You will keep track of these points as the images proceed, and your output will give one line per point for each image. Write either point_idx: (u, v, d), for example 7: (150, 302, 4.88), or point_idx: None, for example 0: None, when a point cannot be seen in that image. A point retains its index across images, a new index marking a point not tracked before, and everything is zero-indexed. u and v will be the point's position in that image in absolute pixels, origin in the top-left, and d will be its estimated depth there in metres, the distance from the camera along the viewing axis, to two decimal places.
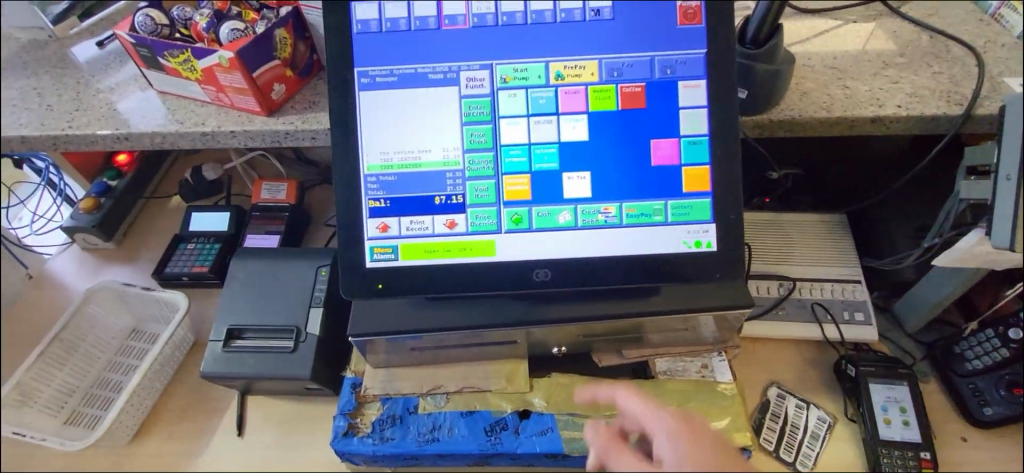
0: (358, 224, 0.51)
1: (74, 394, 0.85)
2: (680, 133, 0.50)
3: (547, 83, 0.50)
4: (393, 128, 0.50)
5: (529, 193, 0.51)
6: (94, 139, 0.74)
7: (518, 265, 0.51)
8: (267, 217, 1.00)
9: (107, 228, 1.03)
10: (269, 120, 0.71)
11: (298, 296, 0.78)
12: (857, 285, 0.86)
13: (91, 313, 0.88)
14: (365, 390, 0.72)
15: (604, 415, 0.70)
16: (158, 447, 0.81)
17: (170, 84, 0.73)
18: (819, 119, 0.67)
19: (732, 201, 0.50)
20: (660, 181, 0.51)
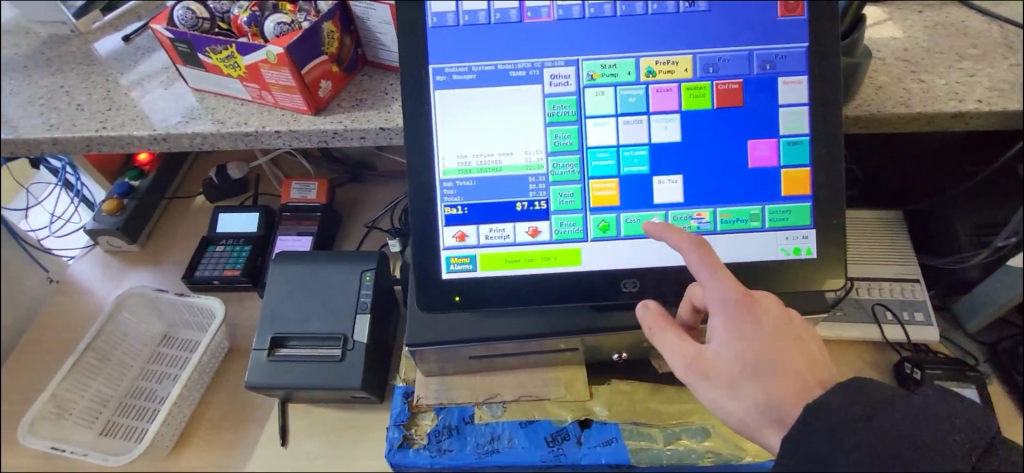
0: (434, 233, 0.48)
1: (108, 404, 0.81)
2: (779, 133, 0.48)
3: (637, 80, 0.47)
4: (471, 129, 0.47)
5: (618, 199, 0.49)
6: (130, 140, 0.70)
7: (605, 274, 0.49)
8: (298, 218, 0.97)
9: (132, 230, 0.99)
10: (316, 119, 0.67)
11: (344, 303, 0.75)
12: (916, 284, 0.82)
13: (122, 320, 0.85)
14: (419, 400, 0.69)
15: (669, 425, 0.67)
16: (199, 458, 0.78)
17: (208, 81, 0.69)
18: (899, 115, 0.66)
19: (831, 205, 0.49)
20: (753, 185, 0.49)
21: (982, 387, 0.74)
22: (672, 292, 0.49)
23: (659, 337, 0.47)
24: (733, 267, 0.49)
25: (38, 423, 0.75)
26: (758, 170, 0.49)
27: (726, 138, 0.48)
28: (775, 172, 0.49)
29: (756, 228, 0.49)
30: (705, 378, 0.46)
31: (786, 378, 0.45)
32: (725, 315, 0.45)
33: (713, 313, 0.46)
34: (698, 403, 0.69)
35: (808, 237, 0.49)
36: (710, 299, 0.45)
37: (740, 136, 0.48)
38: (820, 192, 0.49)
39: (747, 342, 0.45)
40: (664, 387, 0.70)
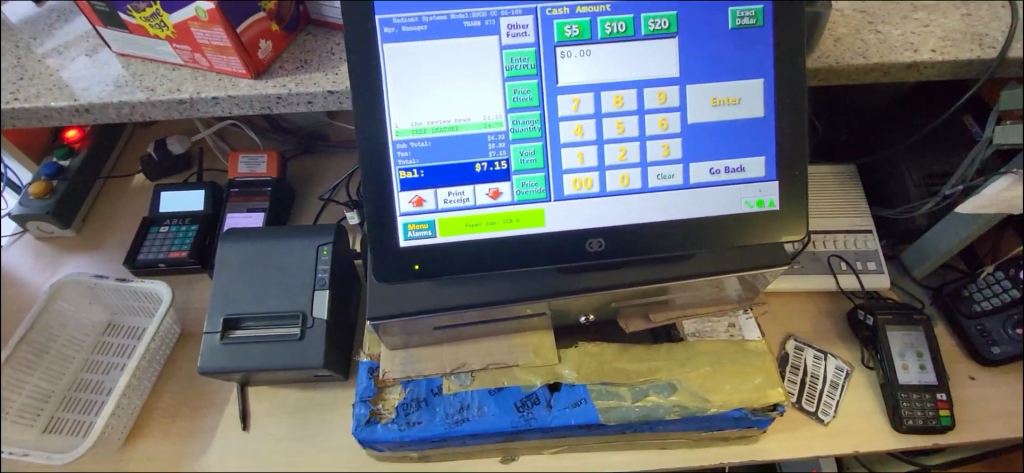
0: (389, 198, 0.46)
1: (50, 399, 0.76)
2: (744, 82, 0.47)
3: (598, 29, 0.45)
4: (424, 86, 0.44)
5: (581, 157, 0.47)
6: (48, 113, 0.63)
7: (570, 235, 0.47)
8: (247, 194, 0.91)
9: (64, 214, 0.92)
10: (257, 83, 0.63)
11: (301, 279, 0.72)
12: (869, 235, 0.86)
13: (58, 310, 0.78)
14: (384, 375, 0.68)
15: (636, 383, 0.68)
16: (154, 447, 0.75)
17: (133, 44, 0.63)
18: (856, 66, 0.66)
19: (795, 154, 0.48)
20: (719, 138, 0.48)
21: (928, 329, 0.78)
22: (636, 249, 0.48)
23: None
24: (698, 223, 0.48)
25: None
26: (724, 122, 0.47)
27: (690, 89, 0.47)
28: (740, 123, 0.48)
29: (721, 182, 0.48)
30: None
31: None
32: None
33: None
34: (663, 360, 0.69)
35: (770, 188, 0.49)
36: None
37: (705, 86, 0.47)
38: (785, 143, 0.48)
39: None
40: (630, 347, 0.71)
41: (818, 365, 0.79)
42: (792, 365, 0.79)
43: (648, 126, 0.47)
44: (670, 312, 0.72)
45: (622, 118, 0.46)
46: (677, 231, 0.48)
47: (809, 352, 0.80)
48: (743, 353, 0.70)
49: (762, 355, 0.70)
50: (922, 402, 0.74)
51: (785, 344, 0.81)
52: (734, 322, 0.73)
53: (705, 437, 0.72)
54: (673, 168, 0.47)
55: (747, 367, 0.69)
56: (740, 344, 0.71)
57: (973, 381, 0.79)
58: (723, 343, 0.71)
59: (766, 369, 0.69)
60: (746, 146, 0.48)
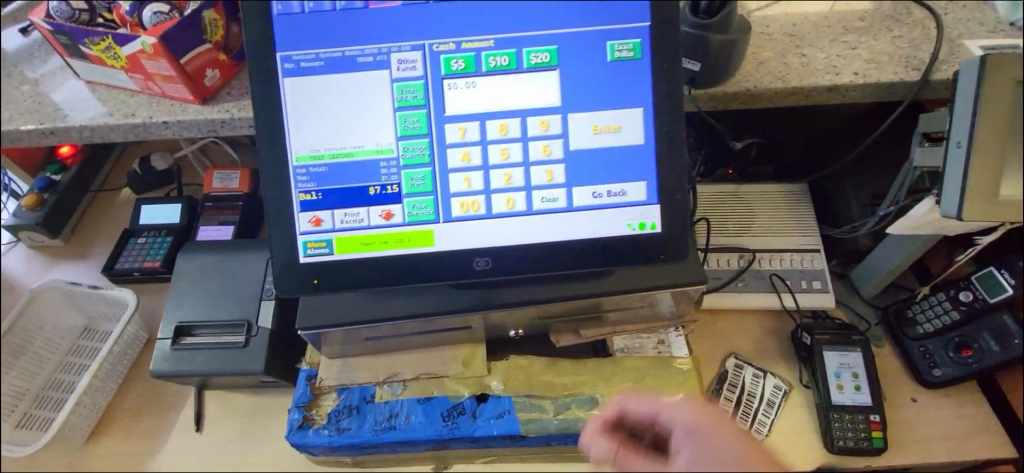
0: (289, 218, 0.50)
1: (24, 397, 0.82)
2: (623, 112, 0.50)
3: (482, 63, 0.48)
4: (321, 116, 0.49)
5: (468, 182, 0.50)
6: (19, 135, 0.70)
7: (459, 253, 0.51)
8: (219, 207, 0.97)
9: (52, 225, 0.99)
10: (203, 109, 0.68)
11: (250, 290, 0.76)
12: (815, 254, 0.86)
13: (37, 315, 0.85)
14: (320, 382, 0.72)
15: (561, 397, 0.70)
16: (115, 445, 0.80)
17: (97, 72, 0.69)
18: (775, 90, 0.68)
19: (674, 179, 0.50)
20: (602, 163, 0.50)
21: (866, 350, 0.78)
22: (520, 268, 0.51)
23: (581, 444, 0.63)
24: (583, 245, 0.51)
25: None
26: (605, 148, 0.50)
27: (571, 118, 0.50)
28: (621, 150, 0.50)
29: (604, 206, 0.51)
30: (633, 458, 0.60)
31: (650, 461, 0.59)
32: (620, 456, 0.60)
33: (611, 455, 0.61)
34: (589, 374, 0.71)
35: (652, 211, 0.51)
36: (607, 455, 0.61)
37: (585, 115, 0.50)
38: (666, 169, 0.51)
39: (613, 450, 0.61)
40: (559, 361, 0.73)
41: (756, 383, 0.80)
42: (730, 383, 0.79)
43: (531, 152, 0.50)
44: (602, 328, 0.74)
45: (506, 145, 0.49)
46: (561, 252, 0.51)
47: (749, 370, 0.81)
48: (666, 369, 0.71)
49: (686, 372, 0.71)
50: (855, 423, 0.74)
51: (726, 362, 0.82)
52: (663, 339, 0.74)
53: None
54: (556, 192, 0.50)
55: (670, 383, 0.70)
56: (666, 360, 0.72)
57: (914, 402, 0.78)
58: (650, 359, 0.72)
59: (689, 386, 0.70)
60: (627, 173, 0.50)
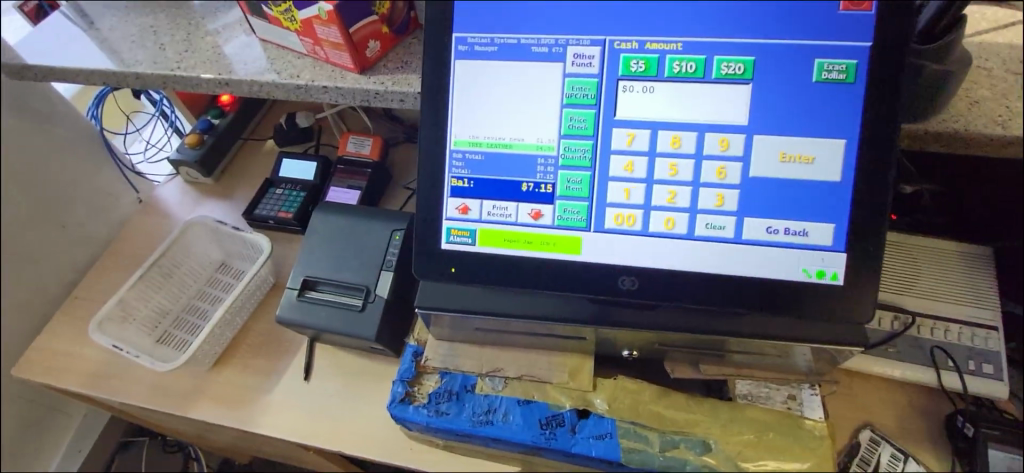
0: (438, 202, 0.49)
1: (167, 316, 0.91)
2: (821, 142, 0.43)
3: (665, 67, 0.44)
4: (485, 103, 0.47)
5: (628, 193, 0.46)
6: (198, 82, 0.76)
7: (604, 267, 0.47)
8: (351, 171, 1.01)
9: (208, 166, 1.08)
10: (361, 78, 0.69)
11: (372, 257, 0.78)
12: (993, 331, 0.73)
13: (186, 244, 0.94)
14: (426, 362, 0.72)
15: (668, 432, 0.65)
16: (232, 377, 0.86)
17: (271, 32, 0.73)
18: (990, 137, 0.57)
19: (870, 228, 0.43)
20: (784, 196, 0.44)
21: None
22: (669, 295, 0.46)
23: None
24: (745, 283, 0.46)
25: (106, 322, 0.85)
26: (790, 180, 0.44)
27: (758, 141, 0.44)
28: (810, 185, 0.44)
29: (778, 244, 0.45)
30: None
31: None
32: None
33: None
34: (703, 415, 0.66)
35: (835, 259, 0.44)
36: None
37: (775, 139, 0.44)
38: (862, 214, 0.44)
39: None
40: (670, 393, 0.68)
41: (894, 467, 0.69)
42: (862, 459, 0.69)
43: (704, 172, 0.45)
44: (725, 368, 0.67)
45: (676, 160, 0.45)
46: (718, 286, 0.46)
47: (886, 449, 0.70)
48: (796, 430, 0.64)
49: (821, 438, 0.63)
50: None
51: (859, 434, 0.72)
52: (795, 395, 0.67)
53: None
54: (725, 220, 0.45)
55: (796, 446, 0.63)
56: (796, 419, 0.65)
57: None
58: (775, 414, 0.65)
59: (821, 456, 0.62)
60: (812, 211, 0.44)
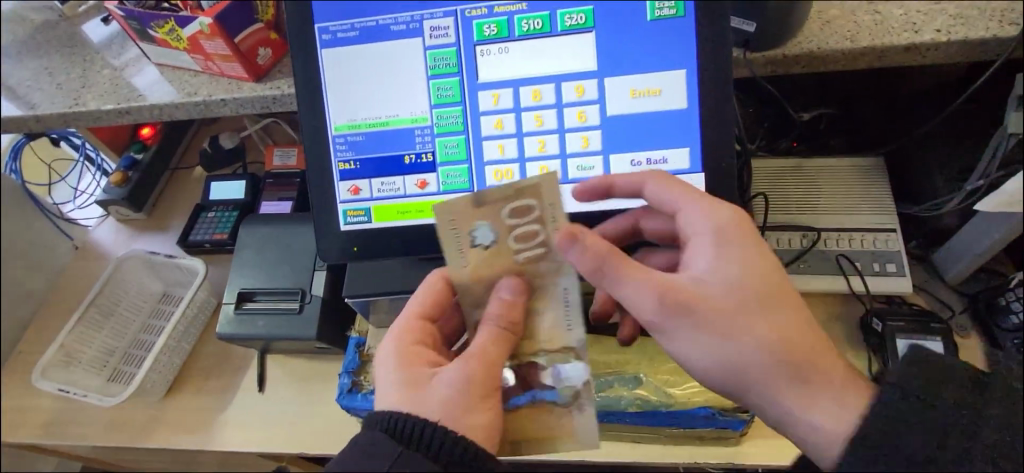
0: (329, 187, 0.51)
1: (114, 354, 0.91)
2: (665, 76, 0.49)
3: (516, 27, 0.48)
4: (356, 87, 0.49)
5: (504, 150, 0.50)
6: (99, 115, 0.76)
7: (497, 222, 0.52)
8: (279, 184, 1.02)
9: (137, 200, 1.08)
10: (257, 86, 0.71)
11: (303, 260, 0.80)
12: (891, 233, 0.79)
13: (121, 279, 0.93)
14: (368, 350, 0.75)
15: (603, 374, 0.69)
16: (188, 401, 0.87)
17: (164, 55, 0.74)
18: (842, 51, 0.62)
19: (718, 146, 0.50)
20: (643, 129, 0.50)
21: (946, 339, 0.71)
22: None
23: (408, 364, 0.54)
24: None
25: (49, 369, 0.85)
26: (642, 113, 0.50)
27: (610, 83, 0.49)
28: (663, 114, 0.50)
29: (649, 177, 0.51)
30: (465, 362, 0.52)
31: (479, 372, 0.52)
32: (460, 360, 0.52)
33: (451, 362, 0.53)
34: (634, 353, 0.70)
35: (695, 180, 0.51)
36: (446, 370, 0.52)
37: (622, 79, 0.49)
38: (712, 135, 0.50)
39: (477, 380, 0.51)
40: (599, 338, 0.71)
41: None
42: None
43: (567, 119, 0.50)
44: None
45: (540, 112, 0.49)
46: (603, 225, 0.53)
47: None
48: None
49: None
50: None
51: None
52: None
53: (677, 434, 0.71)
54: (597, 160, 0.51)
55: None
56: None
57: None
58: None
59: None
60: (669, 139, 0.50)
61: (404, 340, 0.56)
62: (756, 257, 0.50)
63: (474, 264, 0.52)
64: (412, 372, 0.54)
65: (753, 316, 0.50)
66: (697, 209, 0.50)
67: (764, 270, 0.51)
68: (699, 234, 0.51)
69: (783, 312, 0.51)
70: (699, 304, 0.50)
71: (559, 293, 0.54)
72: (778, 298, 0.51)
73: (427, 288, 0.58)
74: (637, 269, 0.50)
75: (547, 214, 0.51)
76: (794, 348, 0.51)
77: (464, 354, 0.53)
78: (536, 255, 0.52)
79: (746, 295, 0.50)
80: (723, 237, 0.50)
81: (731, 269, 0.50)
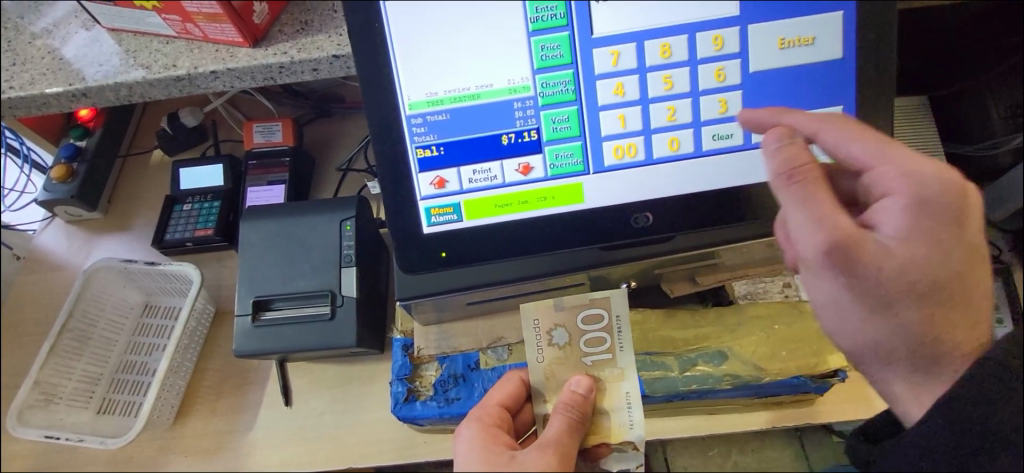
0: (410, 180, 0.47)
1: (100, 382, 0.78)
2: (819, 20, 0.45)
3: None
4: (446, 51, 0.43)
5: (622, 120, 0.46)
6: (45, 100, 0.60)
7: (614, 208, 0.48)
8: (265, 165, 0.87)
9: (89, 197, 0.90)
10: (257, 52, 0.58)
11: (327, 256, 0.69)
12: None
13: (95, 295, 0.79)
14: (420, 352, 0.66)
15: (681, 353, 0.64)
16: (202, 425, 0.76)
17: (121, 17, 0.58)
18: None
19: (872, 99, 0.47)
20: (783, 86, 0.46)
21: None
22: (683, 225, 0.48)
23: (487, 433, 0.57)
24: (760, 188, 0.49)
25: (27, 411, 0.71)
26: (790, 65, 0.46)
27: (747, 32, 0.44)
28: (809, 66, 0.46)
29: None
30: (545, 449, 0.55)
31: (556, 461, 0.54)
32: (538, 445, 0.55)
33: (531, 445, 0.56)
34: (712, 327, 0.65)
35: None
36: (523, 453, 0.55)
37: (769, 29, 0.44)
38: (865, 87, 0.47)
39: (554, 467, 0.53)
40: (674, 313, 0.66)
41: None
42: None
43: (702, 79, 0.45)
44: (720, 274, 0.66)
45: (670, 71, 0.45)
46: (730, 202, 0.49)
47: None
48: (800, 314, 0.65)
49: None
50: None
51: None
52: (790, 282, 0.68)
53: (757, 403, 0.67)
54: (737, 127, 0.47)
55: (805, 332, 0.64)
56: (796, 305, 0.66)
57: None
58: (777, 305, 0.66)
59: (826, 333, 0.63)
60: (821, 97, 0.47)
61: (484, 423, 0.58)
62: (949, 231, 0.44)
63: (548, 362, 0.62)
64: (489, 454, 0.55)
65: (916, 299, 0.45)
66: (897, 168, 0.44)
67: (958, 247, 0.44)
68: (895, 193, 0.44)
69: (927, 286, 0.45)
70: (858, 265, 0.44)
71: (621, 396, 0.61)
72: (941, 277, 0.44)
73: (506, 384, 0.62)
74: (813, 193, 0.43)
75: (612, 324, 0.61)
76: (938, 326, 0.46)
77: (540, 443, 0.55)
78: (602, 361, 0.61)
79: (925, 270, 0.44)
80: (925, 207, 0.44)
81: (918, 250, 0.44)
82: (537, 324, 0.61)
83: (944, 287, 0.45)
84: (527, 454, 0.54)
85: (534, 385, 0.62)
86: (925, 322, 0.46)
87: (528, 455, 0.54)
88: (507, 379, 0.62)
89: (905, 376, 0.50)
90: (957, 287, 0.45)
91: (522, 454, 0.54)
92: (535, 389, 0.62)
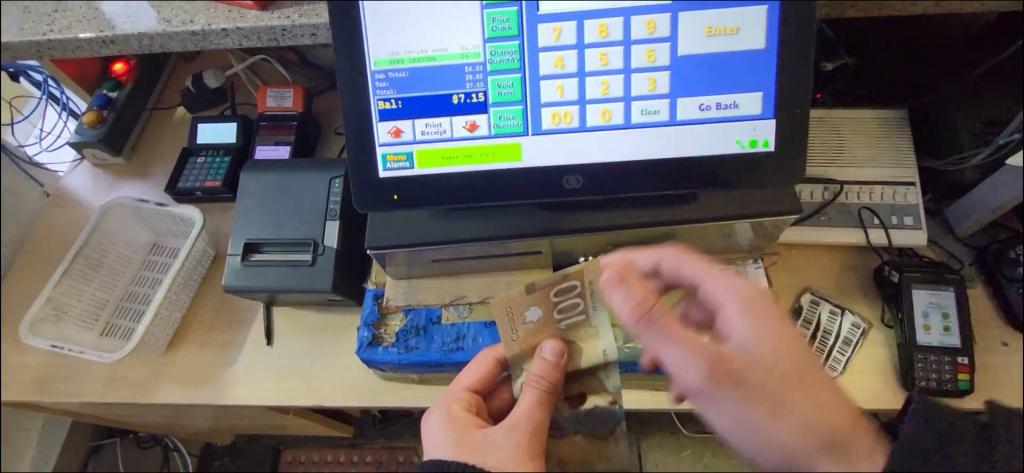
0: (371, 128, 0.53)
1: (106, 307, 0.86)
2: (742, 14, 0.50)
3: None
4: (409, 16, 0.50)
5: (561, 89, 0.52)
6: (79, 44, 0.68)
7: (547, 170, 0.54)
8: (275, 127, 0.94)
9: (114, 143, 0.98)
10: (264, 15, 0.65)
11: (314, 209, 0.76)
12: (911, 188, 0.77)
13: (108, 229, 0.86)
14: (388, 302, 0.71)
15: (628, 326, 0.68)
16: (190, 355, 0.83)
17: None
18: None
19: (795, 90, 0.52)
20: (709, 70, 0.52)
21: (960, 291, 0.72)
22: (609, 188, 0.54)
23: (458, 421, 0.63)
24: (685, 163, 0.54)
25: (39, 323, 0.80)
26: (715, 51, 0.51)
27: (678, 20, 0.51)
28: (733, 55, 0.52)
29: (713, 121, 0.53)
30: (515, 431, 0.60)
31: (527, 445, 0.60)
32: (508, 428, 0.61)
33: (503, 428, 0.61)
34: None
35: (768, 127, 0.53)
36: (496, 435, 0.61)
37: (698, 17, 0.50)
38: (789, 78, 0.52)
39: (524, 444, 0.60)
40: None
41: (833, 320, 0.74)
42: (805, 319, 0.75)
43: (635, 57, 0.51)
44: None
45: (606, 49, 0.51)
46: (657, 172, 0.54)
47: (826, 306, 0.75)
48: None
49: None
50: (940, 365, 0.69)
51: (801, 296, 0.77)
52: (741, 271, 0.70)
53: None
54: (666, 103, 0.53)
55: None
56: None
57: (1005, 347, 0.73)
58: None
59: None
60: (744, 83, 0.52)
61: (452, 408, 0.64)
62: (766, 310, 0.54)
63: (522, 338, 0.65)
64: (462, 436, 0.61)
65: (777, 394, 0.53)
66: (720, 282, 0.55)
67: (781, 316, 0.55)
68: (727, 304, 0.55)
69: (784, 370, 0.53)
70: (729, 368, 0.52)
71: (599, 353, 0.65)
72: (781, 367, 0.53)
73: (480, 366, 0.66)
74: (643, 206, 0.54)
75: (586, 291, 0.65)
76: (799, 403, 0.53)
77: (509, 423, 0.61)
78: (576, 323, 0.66)
79: (771, 359, 0.53)
80: (753, 310, 0.54)
81: (761, 346, 0.53)
82: (509, 308, 0.65)
83: (795, 381, 0.53)
84: (497, 436, 0.61)
85: (511, 360, 0.65)
86: (791, 424, 0.53)
87: (498, 438, 0.60)
88: (481, 359, 0.66)
89: (793, 435, 0.53)
90: (809, 378, 0.54)
91: (495, 438, 0.60)
92: (512, 363, 0.66)
